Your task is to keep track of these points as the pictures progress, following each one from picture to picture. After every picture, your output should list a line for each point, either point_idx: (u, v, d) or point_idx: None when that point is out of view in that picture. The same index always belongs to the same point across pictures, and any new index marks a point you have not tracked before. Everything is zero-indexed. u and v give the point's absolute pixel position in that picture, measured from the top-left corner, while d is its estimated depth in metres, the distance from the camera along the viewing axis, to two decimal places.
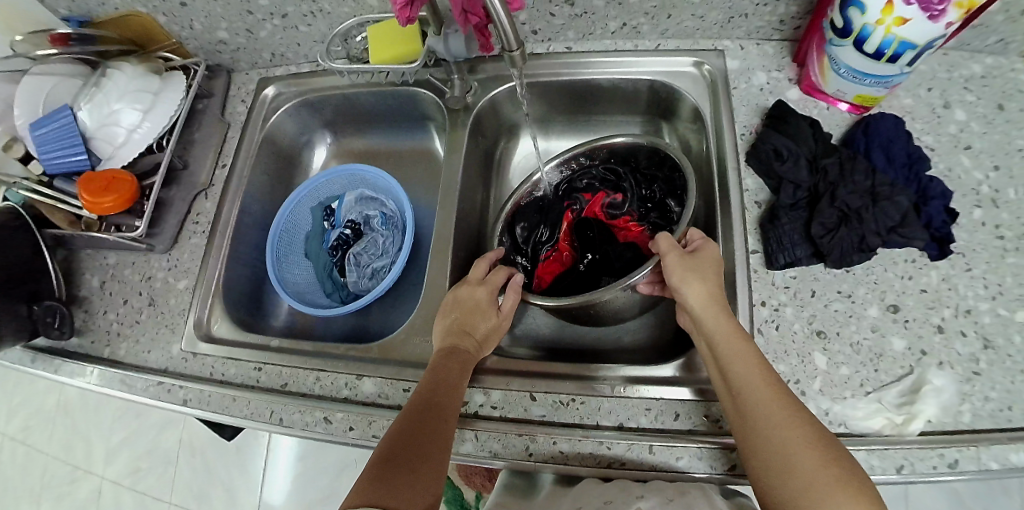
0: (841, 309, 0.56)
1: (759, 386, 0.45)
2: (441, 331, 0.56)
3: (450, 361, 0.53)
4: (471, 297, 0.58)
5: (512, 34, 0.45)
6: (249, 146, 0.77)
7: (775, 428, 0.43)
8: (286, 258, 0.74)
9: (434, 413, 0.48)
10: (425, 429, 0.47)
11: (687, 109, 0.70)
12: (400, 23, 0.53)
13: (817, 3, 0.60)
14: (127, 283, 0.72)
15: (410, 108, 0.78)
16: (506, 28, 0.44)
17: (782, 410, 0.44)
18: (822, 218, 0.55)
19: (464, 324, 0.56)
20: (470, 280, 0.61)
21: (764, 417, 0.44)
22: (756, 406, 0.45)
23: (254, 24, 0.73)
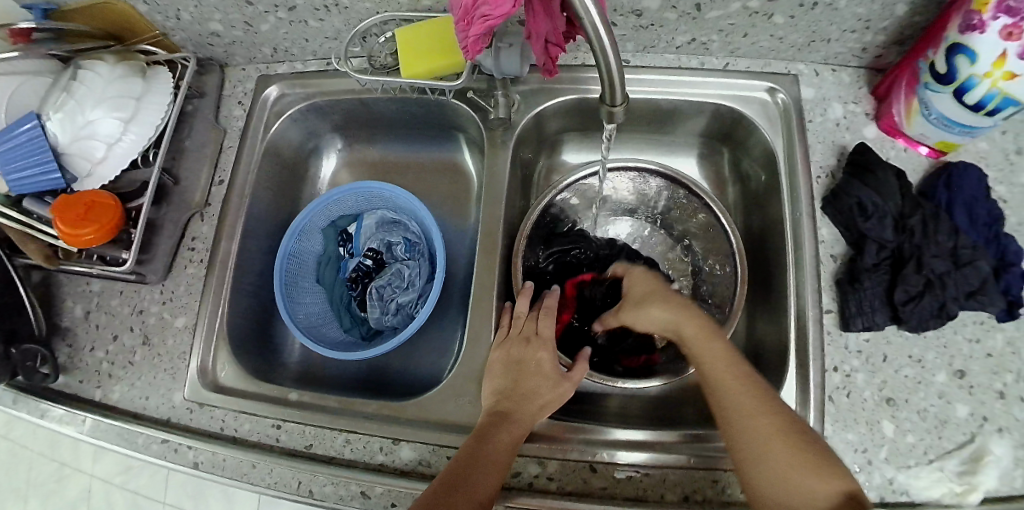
0: (910, 374, 0.54)
1: (736, 391, 0.45)
2: (492, 392, 0.51)
3: (504, 423, 0.47)
4: (532, 359, 0.53)
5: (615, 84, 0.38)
6: (248, 164, 0.65)
7: (750, 425, 0.43)
8: (296, 288, 0.64)
9: (476, 466, 0.43)
10: (464, 482, 0.42)
11: (758, 145, 0.65)
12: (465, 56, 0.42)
13: (923, 37, 0.54)
14: (117, 316, 0.64)
15: (437, 116, 0.68)
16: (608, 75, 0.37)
17: (757, 405, 0.44)
18: (906, 284, 0.52)
19: (522, 386, 0.51)
20: (525, 335, 0.55)
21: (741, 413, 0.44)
22: (735, 410, 0.44)
23: (254, 17, 0.60)
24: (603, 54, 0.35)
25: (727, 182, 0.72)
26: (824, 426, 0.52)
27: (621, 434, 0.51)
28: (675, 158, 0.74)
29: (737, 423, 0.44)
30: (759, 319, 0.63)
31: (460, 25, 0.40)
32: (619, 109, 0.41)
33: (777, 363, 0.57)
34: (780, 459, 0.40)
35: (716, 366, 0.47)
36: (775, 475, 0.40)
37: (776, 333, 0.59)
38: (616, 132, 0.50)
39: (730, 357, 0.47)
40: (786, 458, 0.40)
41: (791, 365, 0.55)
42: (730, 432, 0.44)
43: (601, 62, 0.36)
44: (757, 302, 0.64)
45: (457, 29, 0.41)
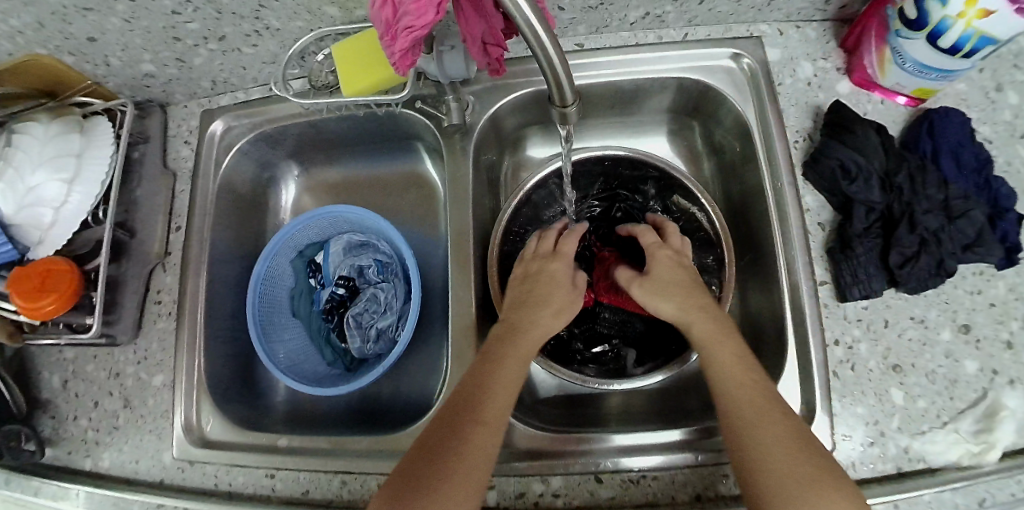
0: (914, 336, 0.52)
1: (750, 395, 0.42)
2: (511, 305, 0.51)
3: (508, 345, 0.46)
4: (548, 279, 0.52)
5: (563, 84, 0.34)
6: (203, 205, 0.62)
7: (767, 440, 0.40)
8: (271, 327, 0.61)
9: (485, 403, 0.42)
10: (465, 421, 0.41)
11: (728, 115, 0.62)
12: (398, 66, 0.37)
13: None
14: (95, 382, 0.62)
15: (392, 129, 0.65)
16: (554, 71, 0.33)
17: (773, 411, 0.41)
18: (900, 245, 0.49)
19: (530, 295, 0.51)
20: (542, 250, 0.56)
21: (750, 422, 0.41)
22: (755, 421, 0.41)
23: (186, 51, 0.58)
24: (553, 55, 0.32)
25: (703, 155, 0.69)
26: (832, 403, 0.50)
27: (624, 440, 0.50)
28: (645, 138, 0.70)
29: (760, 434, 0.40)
30: (752, 296, 0.60)
31: (385, 40, 0.36)
32: (572, 107, 0.38)
33: (775, 340, 0.55)
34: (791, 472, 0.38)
35: (730, 367, 0.44)
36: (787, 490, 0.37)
37: (773, 310, 0.56)
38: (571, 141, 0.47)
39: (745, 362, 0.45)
40: (803, 469, 0.38)
41: (791, 342, 0.52)
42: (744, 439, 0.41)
43: (543, 59, 0.32)
44: (748, 277, 0.62)
45: (383, 44, 0.37)
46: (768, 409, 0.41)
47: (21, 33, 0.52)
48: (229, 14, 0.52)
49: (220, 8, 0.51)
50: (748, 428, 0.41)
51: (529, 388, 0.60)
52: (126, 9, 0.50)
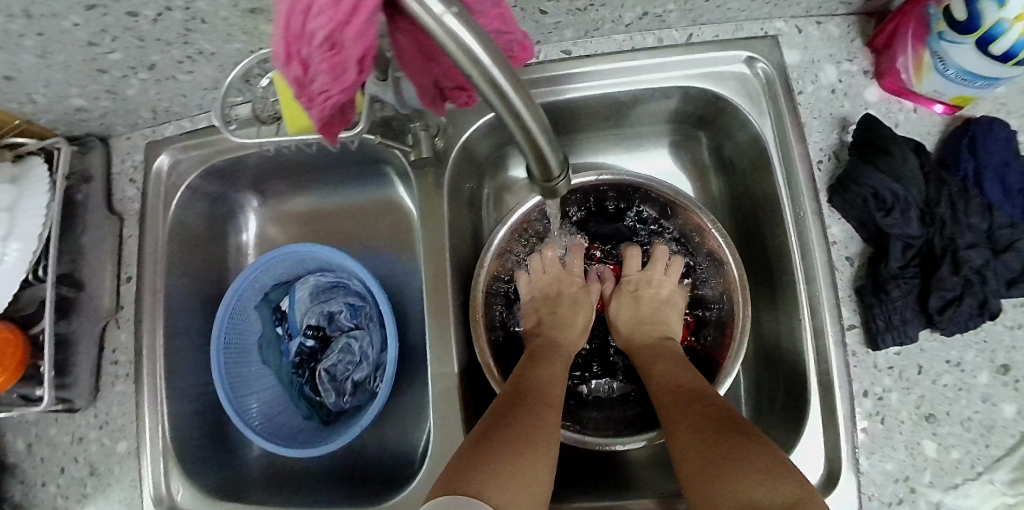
0: (950, 382, 0.47)
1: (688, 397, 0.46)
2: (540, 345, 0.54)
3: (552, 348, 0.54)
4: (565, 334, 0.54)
5: (551, 155, 0.27)
6: (153, 253, 0.56)
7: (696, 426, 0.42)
8: (240, 381, 0.56)
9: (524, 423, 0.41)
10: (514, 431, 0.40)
11: (741, 129, 0.54)
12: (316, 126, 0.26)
13: None
14: (57, 447, 0.57)
15: (358, 156, 0.58)
16: (540, 141, 0.26)
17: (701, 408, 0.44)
18: (943, 287, 0.43)
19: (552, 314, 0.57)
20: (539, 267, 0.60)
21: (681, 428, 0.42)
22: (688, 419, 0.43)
23: (115, 83, 0.51)
24: (533, 121, 0.25)
25: (710, 168, 0.62)
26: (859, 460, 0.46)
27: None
28: (644, 150, 0.63)
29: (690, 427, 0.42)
30: (767, 331, 0.55)
31: (302, 100, 0.25)
32: (560, 182, 0.30)
33: (793, 386, 0.50)
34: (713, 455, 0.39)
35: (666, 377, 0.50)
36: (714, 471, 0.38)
37: (791, 353, 0.50)
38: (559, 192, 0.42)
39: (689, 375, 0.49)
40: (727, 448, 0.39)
41: (816, 394, 0.46)
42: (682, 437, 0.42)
43: (518, 125, 0.24)
44: (761, 311, 0.57)
45: (300, 104, 0.25)
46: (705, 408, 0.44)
47: None
48: (154, 41, 0.45)
49: (140, 35, 0.44)
50: (683, 424, 0.43)
51: None
52: (35, 44, 0.43)
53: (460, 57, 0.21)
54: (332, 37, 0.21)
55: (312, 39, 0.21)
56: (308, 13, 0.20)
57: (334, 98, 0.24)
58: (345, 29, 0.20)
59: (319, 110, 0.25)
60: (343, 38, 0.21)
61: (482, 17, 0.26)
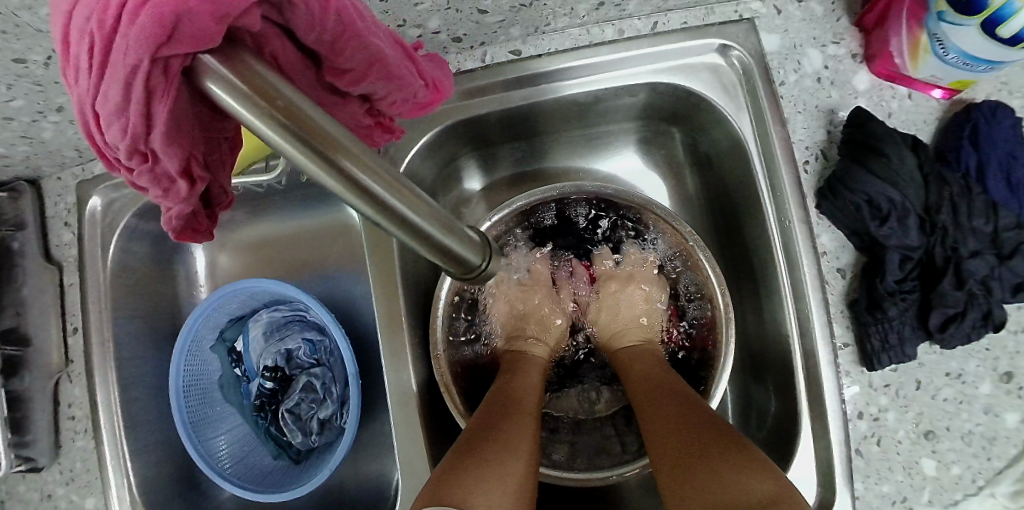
0: (950, 396, 0.44)
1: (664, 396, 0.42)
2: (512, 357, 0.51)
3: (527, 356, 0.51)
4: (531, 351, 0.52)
5: (464, 251, 0.22)
6: (97, 303, 0.52)
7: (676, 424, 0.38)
8: (204, 427, 0.53)
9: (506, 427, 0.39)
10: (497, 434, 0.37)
11: (717, 125, 0.49)
12: (197, 234, 0.23)
13: None
14: (28, 504, 0.56)
15: (302, 182, 0.54)
16: (443, 242, 0.21)
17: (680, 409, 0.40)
18: (944, 303, 0.39)
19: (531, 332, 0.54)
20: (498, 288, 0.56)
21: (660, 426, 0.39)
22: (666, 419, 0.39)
23: (27, 128, 0.46)
24: (430, 223, 0.19)
25: (686, 167, 0.56)
26: (855, 484, 0.43)
27: None
28: (614, 149, 0.58)
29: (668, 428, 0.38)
30: (754, 343, 0.51)
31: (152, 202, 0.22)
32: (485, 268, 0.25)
33: (782, 406, 0.47)
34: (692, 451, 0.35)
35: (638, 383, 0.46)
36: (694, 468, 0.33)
37: (779, 371, 0.47)
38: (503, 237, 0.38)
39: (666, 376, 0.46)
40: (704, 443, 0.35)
41: (806, 417, 0.43)
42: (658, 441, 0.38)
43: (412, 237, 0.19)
44: (745, 320, 0.53)
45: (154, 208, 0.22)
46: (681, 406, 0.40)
47: None
48: (54, 83, 0.40)
49: (37, 80, 0.39)
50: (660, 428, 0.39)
51: None
52: None
53: (310, 167, 0.15)
54: (138, 149, 0.17)
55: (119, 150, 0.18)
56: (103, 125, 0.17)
57: (180, 200, 0.21)
58: (149, 139, 0.17)
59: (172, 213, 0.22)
60: (153, 149, 0.17)
61: (355, 74, 0.22)
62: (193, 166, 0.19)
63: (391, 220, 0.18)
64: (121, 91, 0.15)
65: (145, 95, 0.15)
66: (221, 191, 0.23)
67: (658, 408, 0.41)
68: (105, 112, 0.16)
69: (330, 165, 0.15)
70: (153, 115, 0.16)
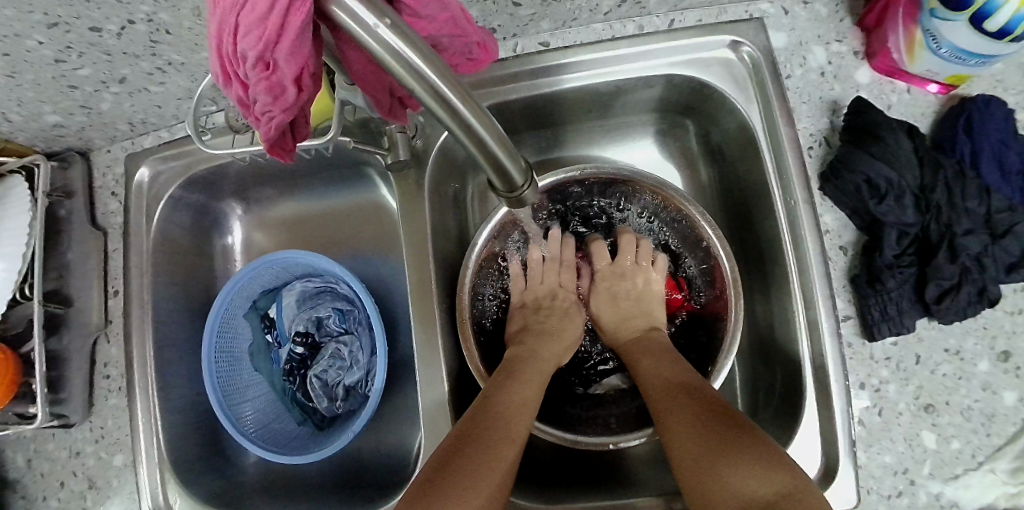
0: (949, 372, 0.46)
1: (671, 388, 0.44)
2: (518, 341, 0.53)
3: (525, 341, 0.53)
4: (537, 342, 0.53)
5: (511, 166, 0.26)
6: (138, 267, 0.55)
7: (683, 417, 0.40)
8: (234, 390, 0.56)
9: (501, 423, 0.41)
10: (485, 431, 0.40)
11: (728, 116, 0.52)
12: (275, 149, 0.27)
13: None
14: (57, 461, 0.58)
15: (338, 159, 0.57)
16: (499, 154, 0.25)
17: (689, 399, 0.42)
18: (939, 276, 0.42)
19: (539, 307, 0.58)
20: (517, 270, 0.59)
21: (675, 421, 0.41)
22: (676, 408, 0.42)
23: (87, 98, 0.50)
24: (486, 129, 0.23)
25: (699, 157, 0.60)
26: (857, 454, 0.45)
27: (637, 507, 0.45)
28: (629, 141, 0.61)
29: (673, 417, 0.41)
30: (761, 323, 0.54)
31: (249, 120, 0.26)
32: (526, 189, 0.28)
33: (788, 380, 0.49)
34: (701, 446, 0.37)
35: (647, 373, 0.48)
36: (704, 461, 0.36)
37: (784, 347, 0.49)
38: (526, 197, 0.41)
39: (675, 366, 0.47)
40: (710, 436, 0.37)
41: (811, 387, 0.45)
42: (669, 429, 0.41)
43: (472, 139, 0.24)
44: (754, 301, 0.55)
45: (251, 127, 0.26)
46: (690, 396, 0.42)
47: None
48: (121, 54, 0.44)
49: (107, 50, 0.43)
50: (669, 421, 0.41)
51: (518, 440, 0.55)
52: (2, 64, 0.42)
53: (401, 72, 0.19)
54: (264, 57, 0.21)
55: (246, 59, 0.22)
56: (239, 34, 0.21)
57: (278, 119, 0.25)
58: (276, 48, 0.21)
59: (265, 130, 0.25)
60: (276, 58, 0.21)
61: (429, 22, 0.26)
62: (299, 81, 0.23)
63: (456, 122, 0.22)
64: (269, 0, 0.19)
65: (286, 4, 0.19)
66: (306, 117, 0.27)
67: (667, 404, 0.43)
68: (245, 22, 0.21)
69: (404, 61, 0.19)
70: (287, 22, 0.20)
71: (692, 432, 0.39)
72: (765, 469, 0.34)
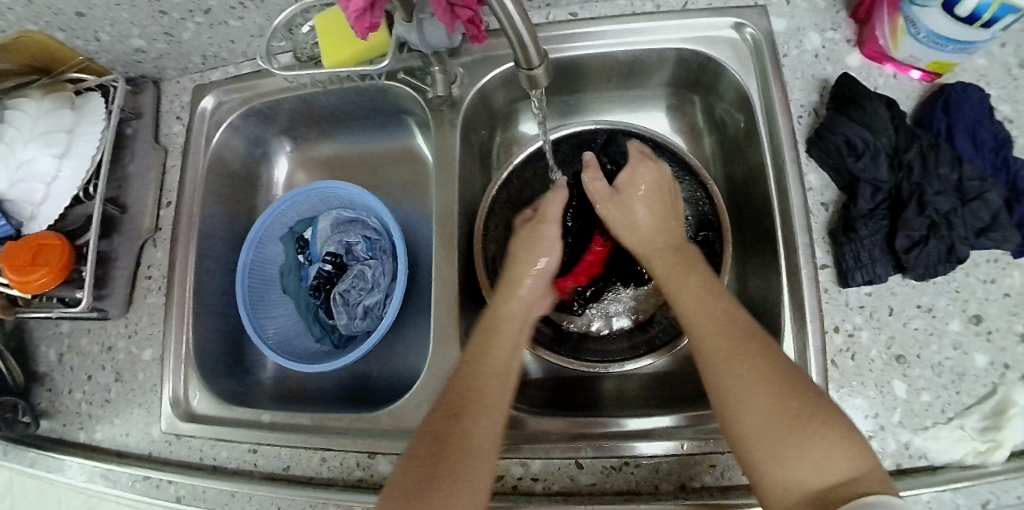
0: (921, 326, 0.49)
1: (712, 329, 0.41)
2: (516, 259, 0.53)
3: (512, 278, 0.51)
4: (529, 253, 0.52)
5: (530, 48, 0.33)
6: (192, 181, 0.61)
7: (736, 374, 0.38)
8: (260, 301, 0.61)
9: (477, 388, 0.42)
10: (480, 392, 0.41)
11: (729, 89, 0.58)
12: (358, 28, 0.38)
13: None
14: (88, 355, 0.62)
15: (380, 103, 0.63)
16: (525, 39, 0.32)
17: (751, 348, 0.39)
18: (909, 228, 0.46)
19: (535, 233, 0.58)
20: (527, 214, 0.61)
21: (737, 389, 0.38)
22: (720, 359, 0.39)
23: (173, 26, 0.57)
24: (520, 17, 0.30)
25: (704, 133, 0.66)
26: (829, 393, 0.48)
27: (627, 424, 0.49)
28: (640, 116, 0.68)
29: (725, 370, 0.39)
30: (752, 280, 0.58)
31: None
32: (539, 71, 0.36)
33: (774, 324, 0.53)
34: (771, 403, 0.36)
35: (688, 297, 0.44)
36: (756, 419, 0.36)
37: (772, 297, 0.53)
38: (545, 101, 0.46)
39: (705, 289, 0.45)
40: (780, 405, 0.36)
41: (789, 324, 0.50)
42: (728, 384, 0.38)
43: (509, 25, 0.31)
44: (746, 258, 0.60)
45: (342, 6, 0.37)
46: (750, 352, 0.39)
47: (13, 9, 0.52)
48: None
49: None
50: (717, 368, 0.39)
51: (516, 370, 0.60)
52: None
53: None
54: None
55: None
56: None
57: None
58: None
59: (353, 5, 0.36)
60: None
61: None
62: None
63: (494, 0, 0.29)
64: None
65: None
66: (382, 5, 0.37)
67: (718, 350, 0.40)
68: None
69: None
70: None
71: (754, 392, 0.37)
72: (848, 445, 0.35)
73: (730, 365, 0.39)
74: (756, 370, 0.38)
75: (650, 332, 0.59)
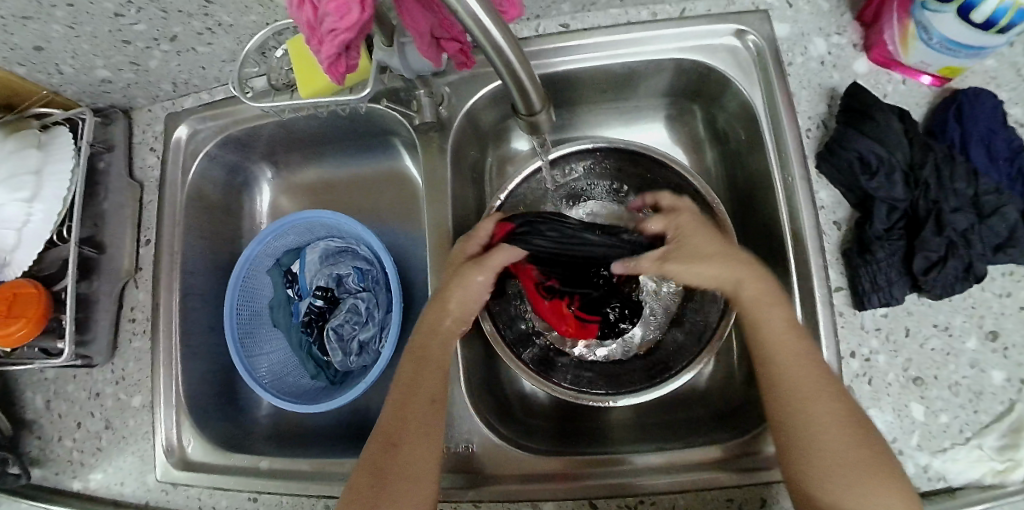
0: (938, 346, 0.48)
1: (795, 364, 0.41)
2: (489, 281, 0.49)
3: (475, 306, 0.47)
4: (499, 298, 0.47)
5: (530, 91, 0.31)
6: (171, 217, 0.58)
7: (818, 414, 0.39)
8: (251, 339, 0.58)
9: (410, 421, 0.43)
10: (405, 431, 0.42)
11: (731, 99, 0.55)
12: (336, 71, 0.35)
13: None
14: (75, 402, 0.60)
15: (366, 125, 0.60)
16: (523, 81, 0.30)
17: (824, 387, 0.40)
18: (926, 249, 0.44)
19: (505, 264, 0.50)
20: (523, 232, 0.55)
21: (821, 428, 0.38)
22: (791, 398, 0.40)
23: (138, 54, 0.54)
24: (517, 61, 0.28)
25: (706, 142, 0.63)
26: None
27: (639, 461, 0.47)
28: (639, 126, 0.65)
29: (806, 409, 0.39)
30: None
31: (315, 41, 0.33)
32: (541, 115, 0.34)
33: None
34: (840, 445, 0.38)
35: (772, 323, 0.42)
36: (837, 460, 0.37)
37: None
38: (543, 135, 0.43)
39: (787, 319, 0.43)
40: (850, 444, 0.37)
41: None
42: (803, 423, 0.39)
43: (502, 63, 0.28)
44: None
45: (314, 50, 0.34)
46: (823, 392, 0.39)
47: None
48: (176, 12, 0.48)
49: (164, 6, 0.47)
50: (801, 405, 0.39)
51: (522, 400, 0.58)
52: (66, 14, 0.46)
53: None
54: None
55: None
56: None
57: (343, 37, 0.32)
58: None
59: (328, 48, 0.33)
60: None
61: None
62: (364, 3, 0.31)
63: (488, 42, 0.26)
64: None
65: None
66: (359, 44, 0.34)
67: (793, 385, 0.40)
68: None
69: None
70: None
71: (836, 432, 0.38)
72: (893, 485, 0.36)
73: (815, 404, 0.39)
74: (828, 406, 0.39)
75: (661, 354, 0.58)
